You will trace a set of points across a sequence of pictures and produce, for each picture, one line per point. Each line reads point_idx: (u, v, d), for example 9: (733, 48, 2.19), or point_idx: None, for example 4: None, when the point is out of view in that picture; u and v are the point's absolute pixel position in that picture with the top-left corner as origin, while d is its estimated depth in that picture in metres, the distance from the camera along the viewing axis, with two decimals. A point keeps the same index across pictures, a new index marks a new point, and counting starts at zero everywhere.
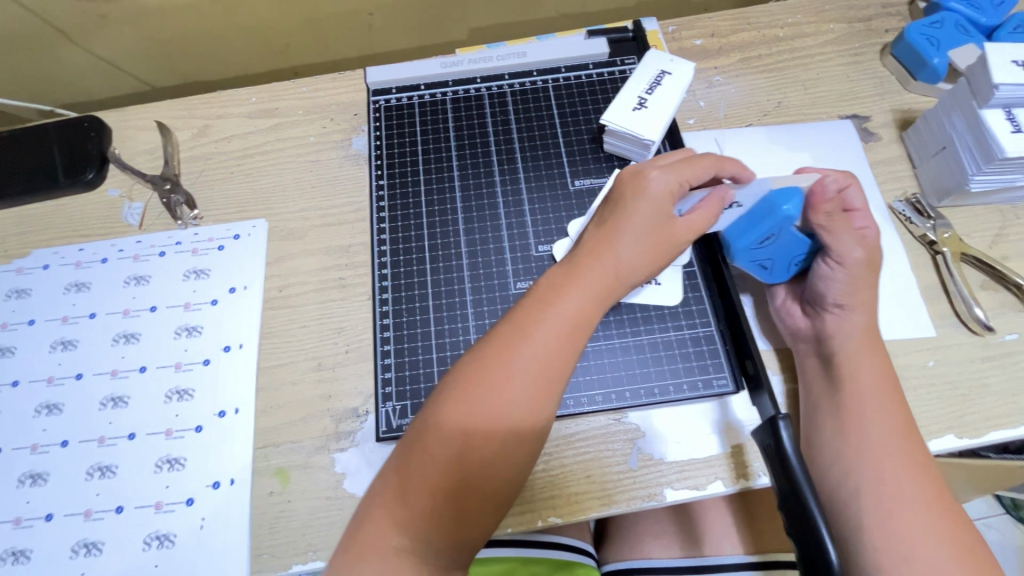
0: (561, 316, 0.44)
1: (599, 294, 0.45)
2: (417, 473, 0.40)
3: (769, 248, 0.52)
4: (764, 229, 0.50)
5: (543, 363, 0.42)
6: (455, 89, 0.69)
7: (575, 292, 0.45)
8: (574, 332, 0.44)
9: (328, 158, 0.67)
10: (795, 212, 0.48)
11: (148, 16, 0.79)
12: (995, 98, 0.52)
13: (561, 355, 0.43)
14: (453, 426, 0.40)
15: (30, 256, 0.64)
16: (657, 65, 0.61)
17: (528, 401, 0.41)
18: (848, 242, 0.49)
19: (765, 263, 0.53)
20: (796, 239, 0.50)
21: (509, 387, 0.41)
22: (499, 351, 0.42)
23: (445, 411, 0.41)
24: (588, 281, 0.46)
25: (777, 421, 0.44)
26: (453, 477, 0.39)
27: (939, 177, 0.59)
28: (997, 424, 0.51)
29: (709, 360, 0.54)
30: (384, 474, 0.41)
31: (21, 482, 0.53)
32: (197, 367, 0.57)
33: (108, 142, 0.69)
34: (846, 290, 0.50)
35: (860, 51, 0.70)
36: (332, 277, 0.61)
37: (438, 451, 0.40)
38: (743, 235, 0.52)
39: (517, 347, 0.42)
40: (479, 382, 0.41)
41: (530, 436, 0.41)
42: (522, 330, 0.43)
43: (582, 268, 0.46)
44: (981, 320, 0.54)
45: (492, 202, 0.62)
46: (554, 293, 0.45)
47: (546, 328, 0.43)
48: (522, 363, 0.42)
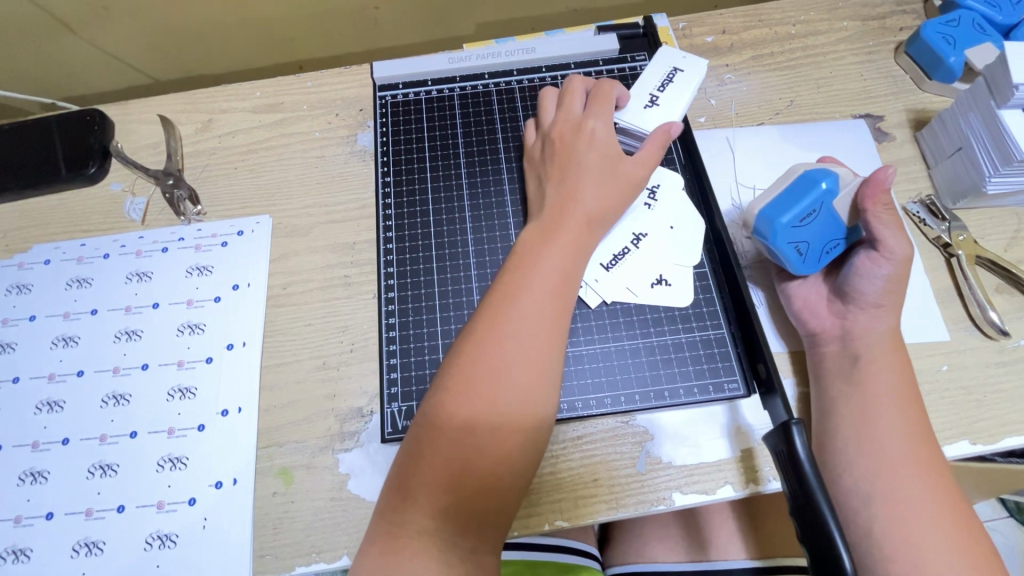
0: (549, 270, 0.47)
1: (579, 241, 0.49)
2: (430, 449, 0.41)
3: (808, 228, 0.50)
4: (807, 203, 0.49)
5: (538, 315, 0.45)
6: (462, 85, 0.68)
7: (560, 241, 0.48)
8: (565, 281, 0.47)
9: (333, 154, 0.66)
10: (834, 189, 0.50)
11: (151, 8, 0.78)
12: (1014, 98, 0.51)
13: (555, 307, 0.46)
14: (457, 392, 0.42)
15: (31, 251, 0.63)
16: (669, 62, 0.60)
17: (525, 353, 0.43)
18: (898, 236, 0.49)
19: (804, 249, 0.51)
20: (835, 219, 0.50)
21: (506, 355, 0.43)
22: (491, 323, 0.44)
23: (449, 386, 0.43)
24: (570, 227, 0.49)
25: (790, 426, 0.43)
26: (464, 449, 0.41)
27: (955, 179, 0.58)
28: (1012, 430, 0.50)
29: (720, 363, 0.53)
30: (400, 459, 0.43)
31: (22, 480, 0.53)
32: (200, 365, 0.56)
33: (111, 136, 0.67)
34: (885, 288, 0.49)
35: (874, 50, 0.69)
36: (337, 275, 0.60)
37: (449, 421, 0.42)
38: (785, 212, 0.50)
39: (510, 304, 0.45)
40: (482, 338, 0.44)
41: (532, 398, 0.43)
42: (513, 286, 0.46)
43: (556, 226, 0.49)
44: (996, 324, 0.53)
45: (500, 200, 0.62)
46: (538, 248, 0.48)
47: (536, 282, 0.46)
48: (517, 318, 0.44)
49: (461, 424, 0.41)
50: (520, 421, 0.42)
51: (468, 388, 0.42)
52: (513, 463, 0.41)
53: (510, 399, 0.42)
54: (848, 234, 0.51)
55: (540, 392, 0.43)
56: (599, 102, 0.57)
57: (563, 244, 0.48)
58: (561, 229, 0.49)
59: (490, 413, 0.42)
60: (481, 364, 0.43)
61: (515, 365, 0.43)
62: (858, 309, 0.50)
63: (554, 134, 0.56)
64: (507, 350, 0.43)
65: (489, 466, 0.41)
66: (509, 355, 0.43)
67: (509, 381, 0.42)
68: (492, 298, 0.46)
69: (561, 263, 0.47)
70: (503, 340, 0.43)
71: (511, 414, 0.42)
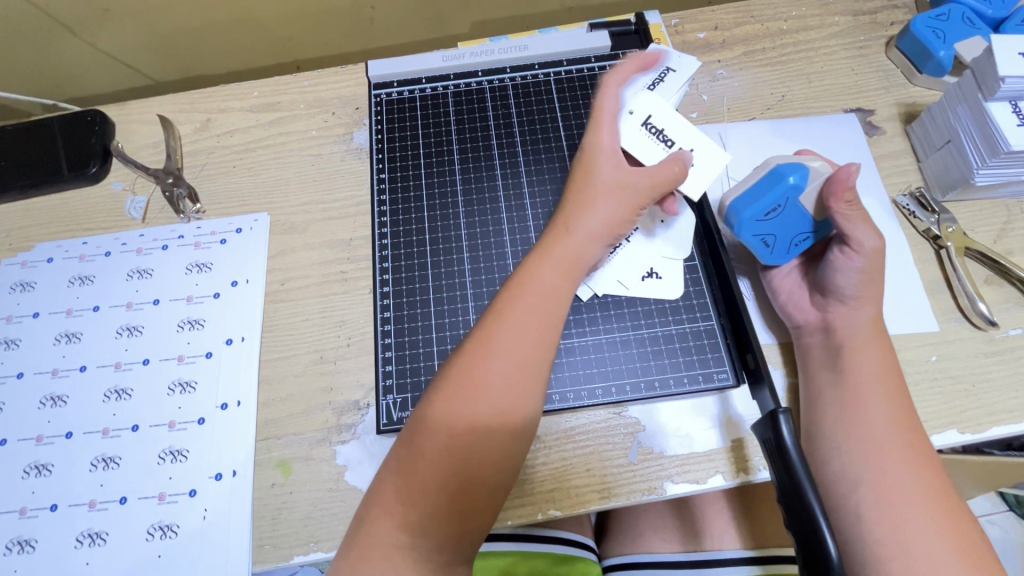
0: (541, 291, 0.45)
1: (574, 262, 0.47)
2: (411, 469, 0.40)
3: (773, 222, 0.51)
4: (772, 200, 0.50)
5: (526, 341, 0.43)
6: (457, 83, 0.69)
7: (552, 263, 0.46)
8: (553, 303, 0.45)
9: (330, 151, 0.67)
10: (803, 184, 0.49)
11: (149, 8, 0.79)
12: (1001, 91, 0.51)
13: (544, 329, 0.44)
14: (439, 419, 0.41)
15: (34, 249, 0.65)
16: (663, 61, 0.60)
17: (511, 378, 0.41)
18: (866, 230, 0.48)
19: (768, 241, 0.53)
20: (801, 213, 0.50)
21: (493, 378, 0.41)
22: (481, 345, 0.42)
23: (434, 408, 0.41)
24: (564, 250, 0.47)
25: (777, 415, 0.44)
26: (445, 471, 0.40)
27: (944, 171, 0.59)
28: (1000, 419, 0.50)
29: (710, 354, 0.54)
30: (384, 477, 0.41)
31: (27, 473, 0.54)
32: (200, 360, 0.57)
33: (111, 136, 0.69)
34: (861, 280, 0.49)
35: (865, 44, 0.69)
36: (334, 271, 0.61)
37: (431, 447, 0.40)
38: (750, 206, 0.51)
39: (500, 326, 0.43)
40: (469, 361, 0.42)
41: (515, 423, 0.41)
42: (503, 310, 0.44)
43: (552, 249, 0.47)
44: (984, 315, 0.54)
45: (493, 196, 0.62)
46: (529, 270, 0.46)
47: (525, 305, 0.44)
48: (504, 345, 0.42)
49: (442, 450, 0.40)
50: (502, 447, 0.41)
51: (451, 415, 0.41)
52: (493, 485, 0.41)
53: (491, 422, 0.41)
54: (818, 230, 0.52)
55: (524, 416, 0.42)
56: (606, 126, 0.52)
57: (552, 264, 0.46)
58: (552, 252, 0.47)
59: (474, 439, 0.40)
60: (466, 388, 0.41)
61: (501, 390, 0.41)
62: (837, 301, 0.50)
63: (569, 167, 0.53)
64: (492, 377, 0.41)
65: (466, 487, 0.40)
66: (494, 378, 0.41)
67: (493, 406, 0.41)
68: (485, 317, 0.44)
69: (553, 286, 0.45)
70: (489, 364, 0.42)
71: (494, 440, 0.41)
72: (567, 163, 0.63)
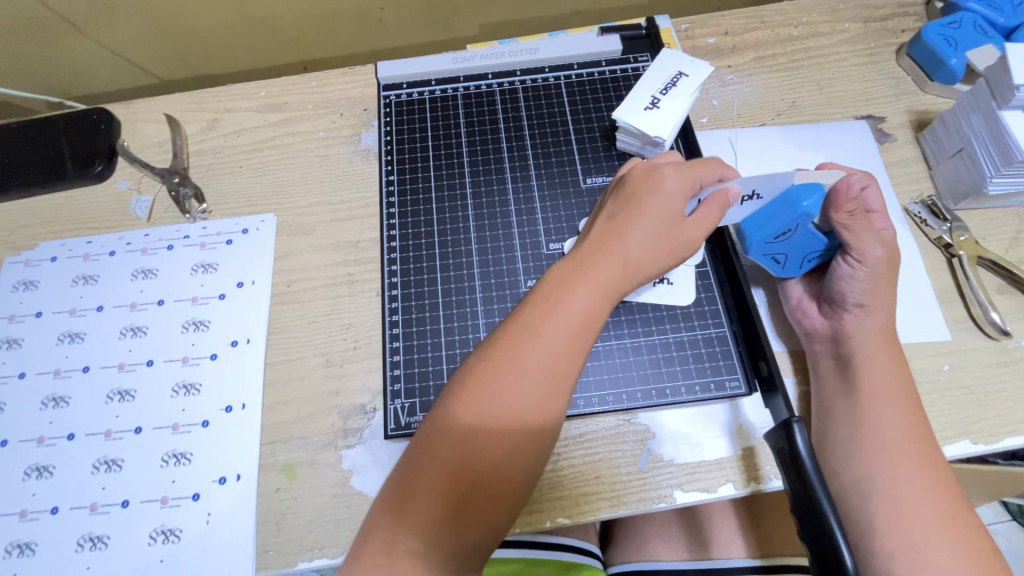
0: (576, 308, 0.43)
1: (615, 289, 0.44)
2: (426, 478, 0.39)
3: (785, 243, 0.51)
4: (782, 225, 0.49)
5: (558, 360, 0.42)
6: (466, 85, 0.68)
7: (593, 285, 0.44)
8: (587, 324, 0.43)
9: (338, 152, 0.67)
10: (814, 209, 0.48)
11: (158, 7, 0.79)
12: (1015, 99, 0.51)
13: (574, 350, 0.42)
14: (459, 425, 0.40)
15: (38, 248, 0.64)
16: (675, 66, 0.60)
17: (539, 395, 0.41)
18: (868, 241, 0.48)
19: (780, 259, 0.52)
20: (813, 235, 0.49)
21: (518, 393, 0.40)
22: (509, 357, 0.41)
23: (455, 417, 0.40)
24: (608, 273, 0.44)
25: (791, 424, 0.43)
26: (462, 483, 0.39)
27: (956, 180, 0.59)
28: (1013, 430, 0.50)
29: (721, 361, 0.53)
30: (391, 480, 0.41)
31: (27, 475, 0.53)
32: (205, 362, 0.57)
33: (117, 136, 0.69)
34: (866, 289, 0.49)
35: (875, 51, 0.69)
36: (341, 273, 0.60)
37: (448, 452, 0.40)
38: (760, 230, 0.50)
39: (530, 339, 0.42)
40: (495, 374, 0.41)
41: (537, 441, 0.41)
42: (533, 320, 0.43)
43: (592, 265, 0.45)
44: (997, 324, 0.53)
45: (503, 200, 0.62)
46: (567, 283, 0.44)
47: (559, 321, 0.42)
48: (535, 361, 0.41)
49: (459, 456, 0.39)
50: (522, 462, 0.40)
51: (473, 424, 0.40)
52: (505, 498, 0.40)
53: (512, 437, 0.40)
54: (831, 246, 0.50)
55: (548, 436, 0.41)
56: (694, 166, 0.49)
57: (591, 286, 0.44)
58: (593, 271, 0.44)
59: (495, 451, 0.40)
60: (491, 399, 0.40)
61: (527, 405, 0.40)
62: (842, 310, 0.50)
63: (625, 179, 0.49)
64: (516, 393, 0.40)
65: (482, 502, 0.39)
66: (521, 393, 0.40)
67: (517, 421, 0.40)
68: (511, 325, 0.43)
69: (588, 306, 0.43)
70: (518, 377, 0.41)
71: (515, 455, 0.40)
72: (578, 167, 0.63)
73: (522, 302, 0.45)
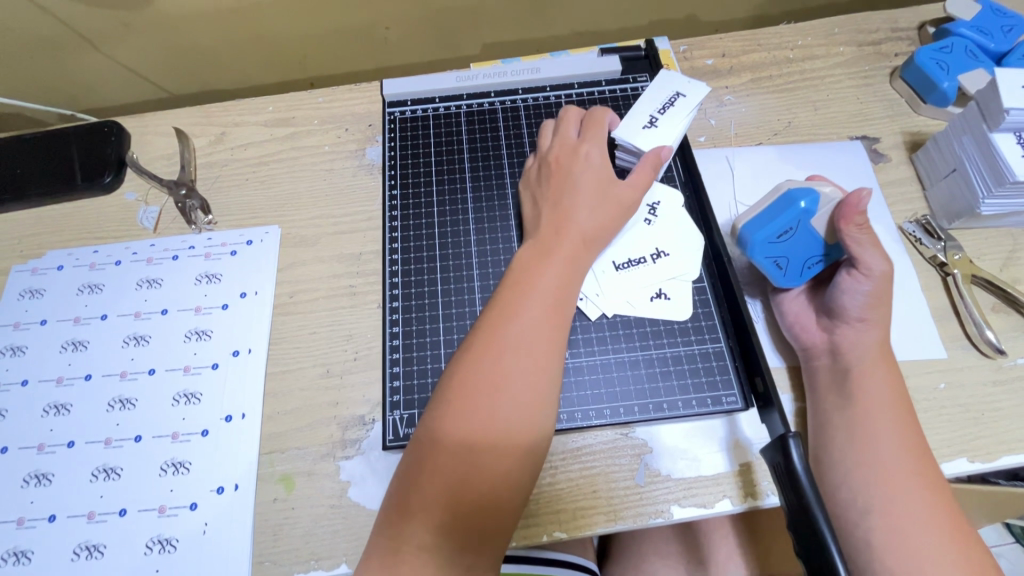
0: (548, 284, 0.48)
1: (576, 259, 0.50)
2: (430, 459, 0.42)
3: (786, 244, 0.52)
4: (783, 222, 0.51)
5: (537, 334, 0.46)
6: (470, 103, 0.70)
7: (558, 260, 0.50)
8: (562, 299, 0.48)
9: (343, 167, 0.68)
10: (813, 207, 0.50)
11: (170, 25, 0.81)
12: (1005, 122, 0.52)
13: (552, 323, 0.47)
14: (454, 405, 0.43)
15: (45, 257, 0.65)
16: (672, 87, 0.61)
17: (524, 365, 0.44)
18: (874, 255, 0.49)
19: (781, 263, 0.53)
20: (813, 236, 0.51)
21: (505, 367, 0.44)
22: (492, 335, 0.46)
23: (450, 398, 0.44)
24: (569, 246, 0.50)
25: (788, 438, 0.43)
26: (463, 459, 0.42)
27: (949, 200, 0.60)
28: (1010, 448, 0.50)
29: (718, 377, 0.54)
30: (400, 473, 0.43)
31: (26, 482, 0.53)
32: (206, 371, 0.57)
33: (126, 147, 0.70)
34: (868, 303, 0.49)
35: (870, 74, 0.70)
36: (343, 285, 0.61)
37: (447, 432, 0.43)
38: (763, 229, 0.51)
39: (509, 318, 0.46)
40: (481, 353, 0.45)
41: (530, 408, 0.44)
42: (511, 303, 0.47)
43: (556, 245, 0.51)
44: (992, 342, 0.54)
45: (503, 214, 0.63)
46: (536, 265, 0.49)
47: (533, 300, 0.47)
48: (515, 334, 0.45)
49: (455, 432, 0.42)
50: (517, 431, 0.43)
51: (466, 399, 0.43)
52: (507, 472, 0.42)
53: (506, 408, 0.43)
54: (829, 251, 0.52)
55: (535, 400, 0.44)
56: (593, 128, 0.59)
57: (560, 262, 0.50)
58: (557, 249, 0.50)
59: (489, 424, 0.43)
60: (479, 375, 0.44)
61: (512, 379, 0.44)
62: (844, 323, 0.51)
63: (552, 158, 0.58)
64: (503, 365, 0.44)
65: (487, 480, 0.41)
66: (509, 371, 0.44)
67: (506, 396, 0.43)
68: (492, 309, 0.48)
69: (558, 280, 0.49)
70: (502, 355, 0.45)
71: (509, 424, 0.43)
72: None
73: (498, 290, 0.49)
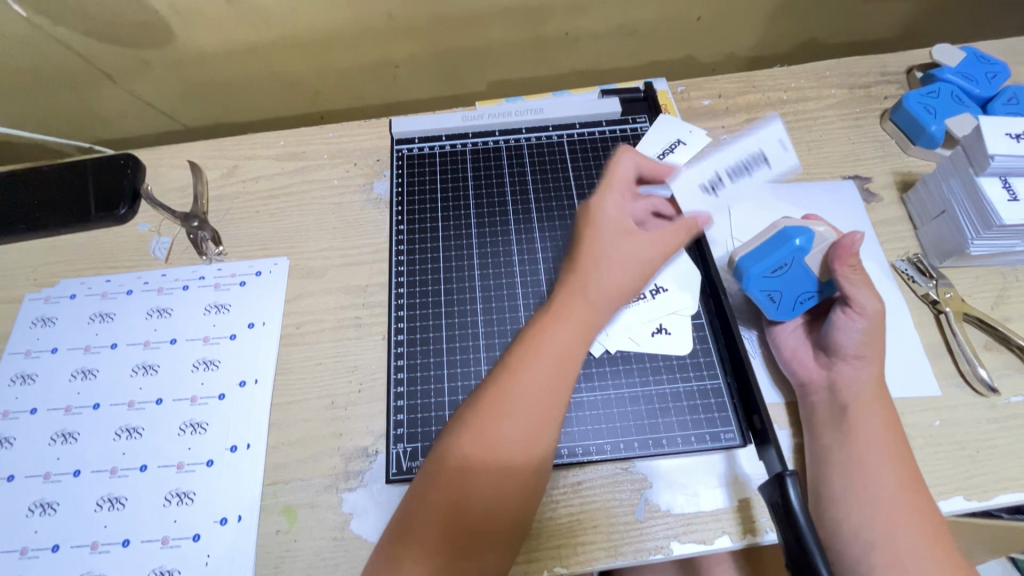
0: (555, 347, 0.47)
1: (588, 321, 0.49)
2: (421, 519, 0.42)
3: (780, 279, 0.54)
4: (780, 257, 0.53)
5: (540, 399, 0.44)
6: (475, 141, 0.72)
7: (567, 322, 0.48)
8: (567, 364, 0.47)
9: (350, 201, 0.70)
10: (807, 245, 0.53)
11: (186, 62, 0.84)
12: (991, 167, 0.54)
13: (556, 391, 0.45)
14: (451, 467, 0.43)
15: (58, 285, 0.67)
16: (763, 146, 0.57)
17: (524, 430, 0.43)
18: (867, 293, 0.51)
19: (775, 297, 0.54)
20: (807, 273, 0.53)
21: (505, 432, 0.43)
22: (494, 397, 0.44)
23: (447, 461, 0.43)
24: (579, 308, 0.49)
25: (784, 477, 0.44)
26: (452, 523, 0.41)
27: (940, 240, 0.61)
28: (1006, 487, 0.51)
29: (717, 413, 0.55)
30: (392, 525, 0.43)
31: (31, 511, 0.54)
32: (212, 402, 0.58)
33: (142, 179, 0.72)
34: (864, 340, 0.51)
35: (861, 116, 0.73)
36: (349, 316, 0.62)
37: (440, 495, 0.42)
38: (759, 262, 0.53)
39: (512, 379, 0.45)
40: (481, 415, 0.44)
41: (524, 476, 0.43)
42: (517, 363, 0.46)
43: (567, 305, 0.49)
44: (984, 380, 0.55)
45: (507, 249, 0.65)
46: (547, 324, 0.48)
47: (538, 363, 0.46)
48: (518, 398, 0.44)
49: (448, 498, 0.42)
50: (510, 497, 0.42)
51: (463, 464, 0.43)
52: (494, 539, 0.42)
53: (500, 474, 0.42)
54: (822, 289, 0.54)
55: (531, 470, 0.43)
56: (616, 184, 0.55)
57: (569, 324, 0.48)
58: (568, 310, 0.49)
59: (483, 490, 0.42)
60: (478, 438, 0.43)
61: (511, 445, 0.43)
62: (840, 360, 0.52)
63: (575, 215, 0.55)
64: (502, 430, 0.43)
65: (473, 545, 0.41)
66: (506, 437, 0.43)
67: (501, 463, 0.43)
68: (498, 367, 0.47)
69: (566, 344, 0.47)
70: (501, 422, 0.43)
71: (502, 490, 0.42)
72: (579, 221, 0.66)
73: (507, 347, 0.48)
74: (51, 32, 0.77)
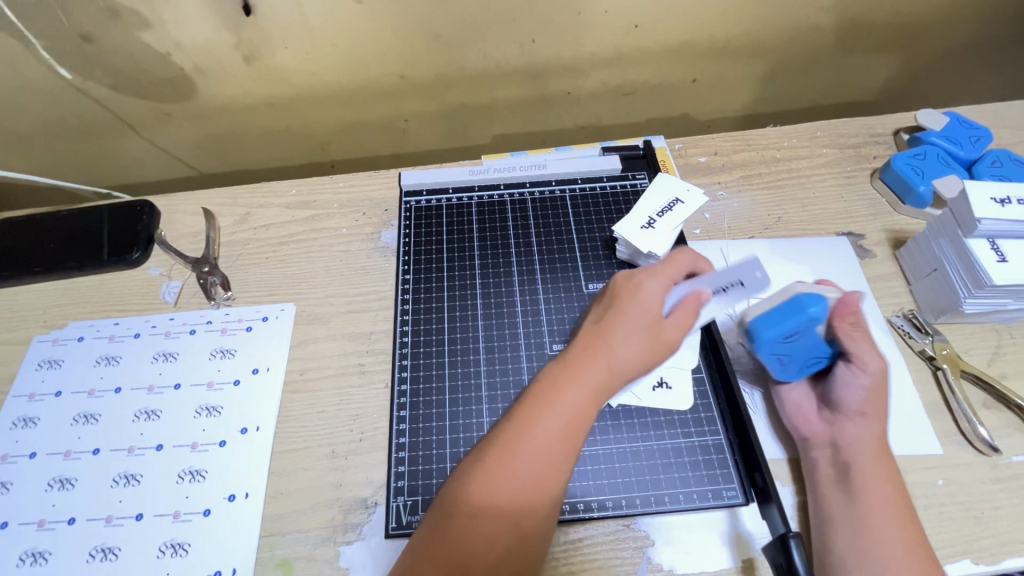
0: (566, 409, 0.46)
1: (601, 387, 0.48)
2: None
3: (792, 345, 0.53)
4: (793, 324, 0.52)
5: (545, 460, 0.44)
6: (480, 194, 0.75)
7: (580, 386, 0.47)
8: (576, 429, 0.46)
9: (358, 249, 0.72)
10: (821, 314, 0.52)
11: (206, 114, 0.89)
12: (978, 230, 0.56)
13: (562, 456, 0.45)
14: (456, 527, 0.42)
15: (66, 328, 0.68)
16: (672, 193, 0.66)
17: (530, 494, 0.43)
18: (870, 352, 0.53)
19: (783, 360, 0.55)
20: (817, 339, 0.53)
21: (510, 495, 0.43)
22: (501, 455, 0.44)
23: (451, 520, 0.43)
24: (595, 373, 0.48)
25: (789, 539, 0.45)
26: None
27: (933, 297, 0.63)
28: (1013, 550, 0.50)
29: (718, 469, 0.54)
30: None
31: (21, 561, 0.53)
32: (213, 449, 0.58)
33: (157, 225, 0.74)
34: (867, 397, 0.52)
35: (852, 175, 0.76)
36: (352, 363, 0.63)
37: (442, 556, 0.41)
38: (771, 328, 0.52)
39: (521, 439, 0.45)
40: (488, 475, 0.43)
41: (526, 542, 0.43)
42: (525, 423, 0.45)
43: (581, 367, 0.48)
44: (985, 439, 0.55)
45: (510, 301, 0.66)
46: (558, 385, 0.47)
47: (548, 425, 0.45)
48: (526, 461, 0.44)
49: (451, 560, 0.41)
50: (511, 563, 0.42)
51: (467, 520, 0.42)
52: None
53: (504, 538, 0.42)
54: (831, 350, 0.54)
55: (535, 536, 0.43)
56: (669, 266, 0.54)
57: (583, 388, 0.47)
58: (583, 374, 0.48)
59: (485, 554, 0.41)
60: (483, 499, 0.43)
61: (516, 509, 0.43)
62: (845, 417, 0.53)
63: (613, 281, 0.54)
64: (508, 493, 0.43)
65: None
66: (512, 500, 0.43)
67: (506, 527, 0.42)
68: (506, 423, 0.46)
69: (577, 408, 0.47)
70: (508, 485, 0.43)
71: (505, 555, 0.42)
72: (580, 273, 0.68)
73: (517, 401, 0.48)
74: (81, 87, 0.81)
